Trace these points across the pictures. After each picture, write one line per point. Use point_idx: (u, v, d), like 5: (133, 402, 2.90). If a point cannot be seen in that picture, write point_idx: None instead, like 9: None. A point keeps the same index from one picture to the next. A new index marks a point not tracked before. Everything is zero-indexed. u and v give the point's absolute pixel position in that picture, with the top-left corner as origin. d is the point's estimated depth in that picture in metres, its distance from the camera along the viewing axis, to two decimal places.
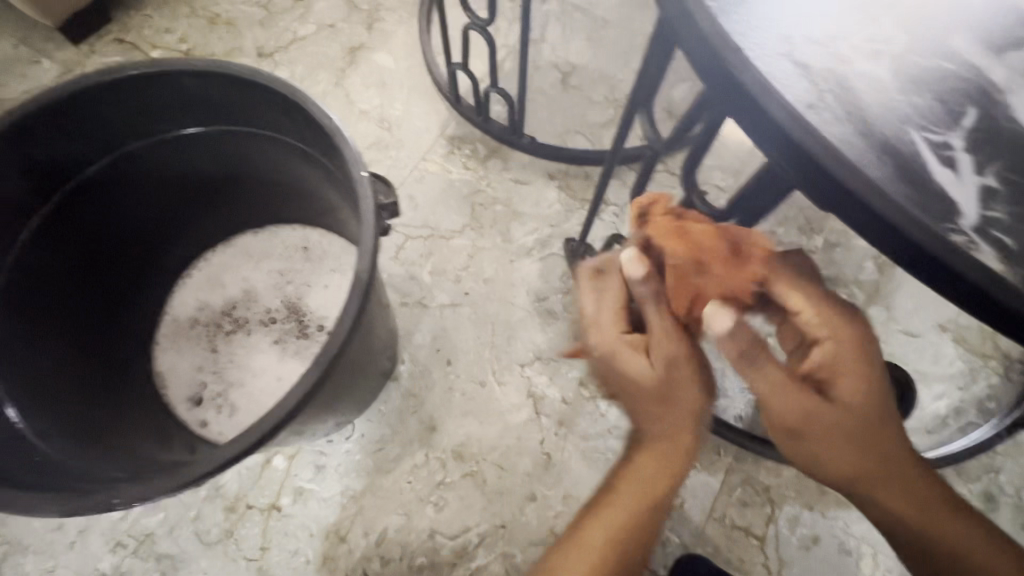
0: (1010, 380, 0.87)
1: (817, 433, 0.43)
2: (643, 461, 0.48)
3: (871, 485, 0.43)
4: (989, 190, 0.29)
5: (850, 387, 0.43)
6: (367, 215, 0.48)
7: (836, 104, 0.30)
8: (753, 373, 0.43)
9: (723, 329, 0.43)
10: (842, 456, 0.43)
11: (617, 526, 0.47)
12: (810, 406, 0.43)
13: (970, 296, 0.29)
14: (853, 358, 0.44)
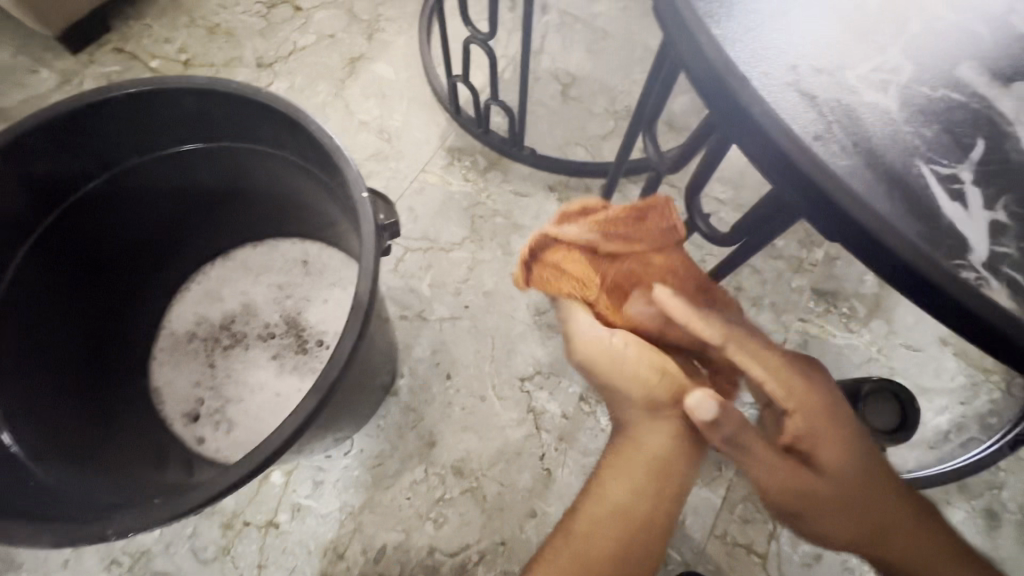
0: (1012, 395, 0.87)
1: (815, 509, 0.42)
2: (615, 477, 0.48)
3: (881, 547, 0.42)
4: (998, 226, 0.29)
5: (834, 455, 0.42)
6: (369, 237, 0.47)
7: (844, 135, 0.30)
8: (745, 458, 0.43)
9: (709, 417, 0.44)
10: (844, 528, 0.42)
11: (596, 535, 0.46)
12: (802, 483, 0.42)
13: (981, 332, 0.28)
14: (827, 424, 0.43)
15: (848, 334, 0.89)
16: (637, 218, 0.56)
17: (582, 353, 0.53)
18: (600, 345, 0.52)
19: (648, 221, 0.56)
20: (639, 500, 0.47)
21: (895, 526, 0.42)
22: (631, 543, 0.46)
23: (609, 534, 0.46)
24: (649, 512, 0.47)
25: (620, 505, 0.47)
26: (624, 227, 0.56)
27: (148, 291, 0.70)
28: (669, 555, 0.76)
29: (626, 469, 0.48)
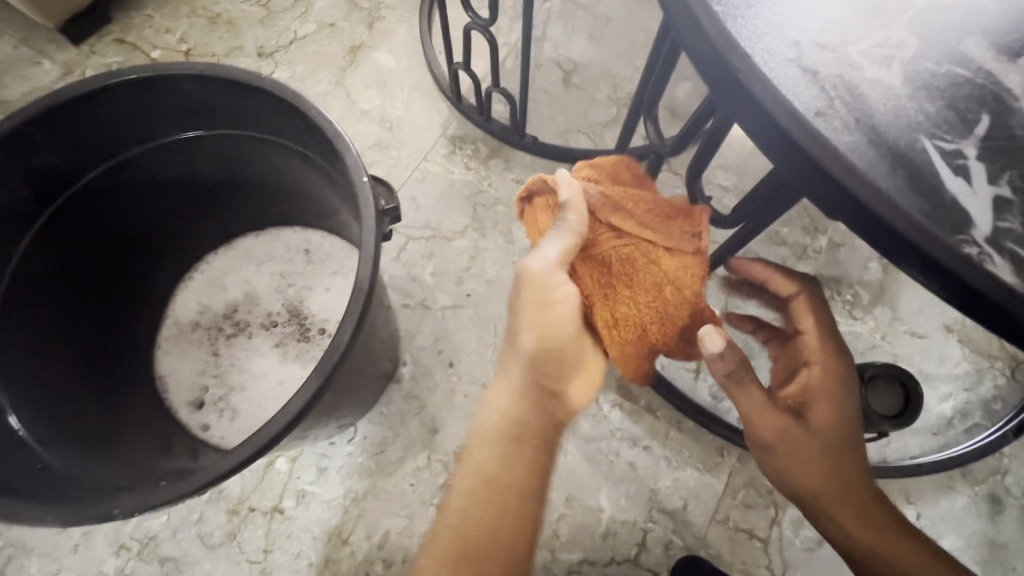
0: (1017, 381, 0.86)
1: (782, 447, 0.51)
2: (484, 448, 0.57)
3: (824, 504, 0.50)
4: (1002, 201, 0.28)
5: (824, 414, 0.51)
6: (369, 223, 0.47)
7: (846, 111, 0.30)
8: (738, 390, 0.51)
9: (713, 349, 0.50)
10: (804, 473, 0.50)
11: (470, 496, 0.55)
12: (783, 423, 0.51)
13: (983, 308, 0.28)
14: (831, 388, 0.51)
15: (852, 320, 0.89)
16: (665, 215, 0.60)
17: (530, 280, 0.56)
18: (548, 287, 0.56)
19: (676, 223, 0.60)
20: (503, 467, 0.56)
21: (847, 491, 0.50)
22: (497, 508, 0.54)
23: (481, 501, 0.54)
24: (512, 477, 0.56)
25: (486, 474, 0.55)
26: (646, 215, 0.60)
27: (152, 280, 0.71)
28: (670, 540, 0.77)
29: (498, 448, 0.56)
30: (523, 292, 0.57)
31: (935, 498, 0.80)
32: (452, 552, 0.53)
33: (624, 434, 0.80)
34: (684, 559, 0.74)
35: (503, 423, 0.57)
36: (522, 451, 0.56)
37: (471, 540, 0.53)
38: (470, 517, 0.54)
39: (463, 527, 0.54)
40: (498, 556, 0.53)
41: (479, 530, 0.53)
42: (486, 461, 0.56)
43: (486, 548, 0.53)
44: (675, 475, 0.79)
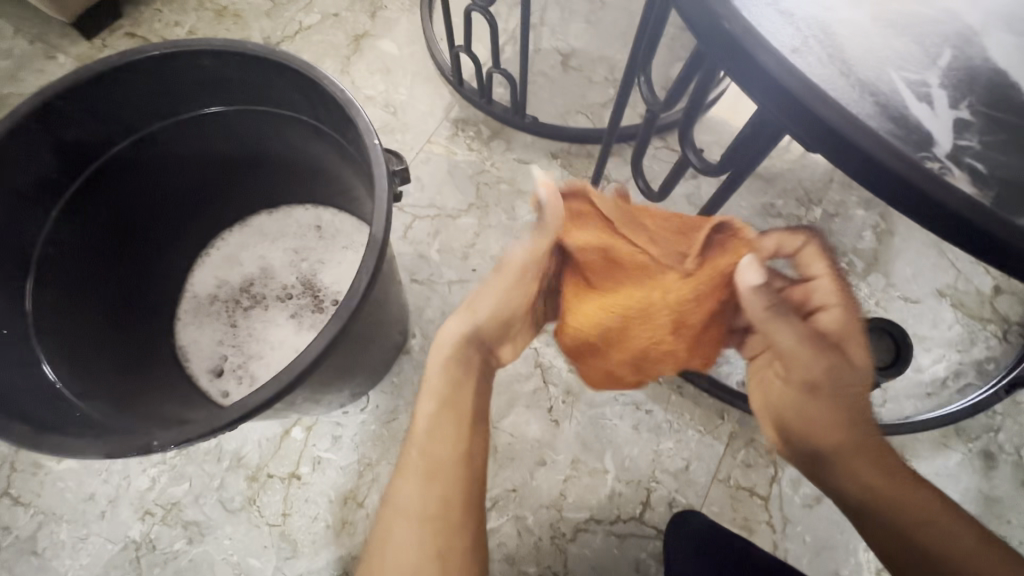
0: (1008, 343, 0.89)
1: (811, 382, 0.53)
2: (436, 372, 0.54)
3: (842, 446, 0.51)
4: (962, 123, 0.31)
5: (855, 351, 0.52)
6: (381, 181, 0.50)
7: (819, 48, 0.32)
8: (774, 322, 0.51)
9: (750, 282, 0.48)
10: (822, 411, 0.52)
11: (426, 416, 0.51)
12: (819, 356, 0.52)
13: (949, 221, 0.31)
14: (852, 325, 0.52)
15: None
16: (673, 233, 0.53)
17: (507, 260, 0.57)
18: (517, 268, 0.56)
19: (678, 240, 0.53)
20: (457, 388, 0.53)
21: (859, 430, 0.51)
22: (452, 428, 0.51)
23: (441, 418, 0.51)
24: (465, 400, 0.53)
25: (439, 395, 0.52)
26: (661, 228, 0.54)
27: (171, 254, 0.74)
28: (673, 499, 0.79)
29: (450, 375, 0.53)
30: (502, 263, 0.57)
31: (930, 456, 0.83)
32: (417, 471, 0.49)
33: (626, 398, 0.83)
34: (684, 514, 0.76)
35: (454, 356, 0.54)
36: (468, 376, 0.54)
37: (435, 458, 0.49)
38: (430, 435, 0.50)
39: (427, 451, 0.50)
40: (454, 471, 0.49)
41: (439, 451, 0.50)
42: (438, 387, 0.53)
43: (444, 464, 0.49)
44: (676, 436, 0.82)
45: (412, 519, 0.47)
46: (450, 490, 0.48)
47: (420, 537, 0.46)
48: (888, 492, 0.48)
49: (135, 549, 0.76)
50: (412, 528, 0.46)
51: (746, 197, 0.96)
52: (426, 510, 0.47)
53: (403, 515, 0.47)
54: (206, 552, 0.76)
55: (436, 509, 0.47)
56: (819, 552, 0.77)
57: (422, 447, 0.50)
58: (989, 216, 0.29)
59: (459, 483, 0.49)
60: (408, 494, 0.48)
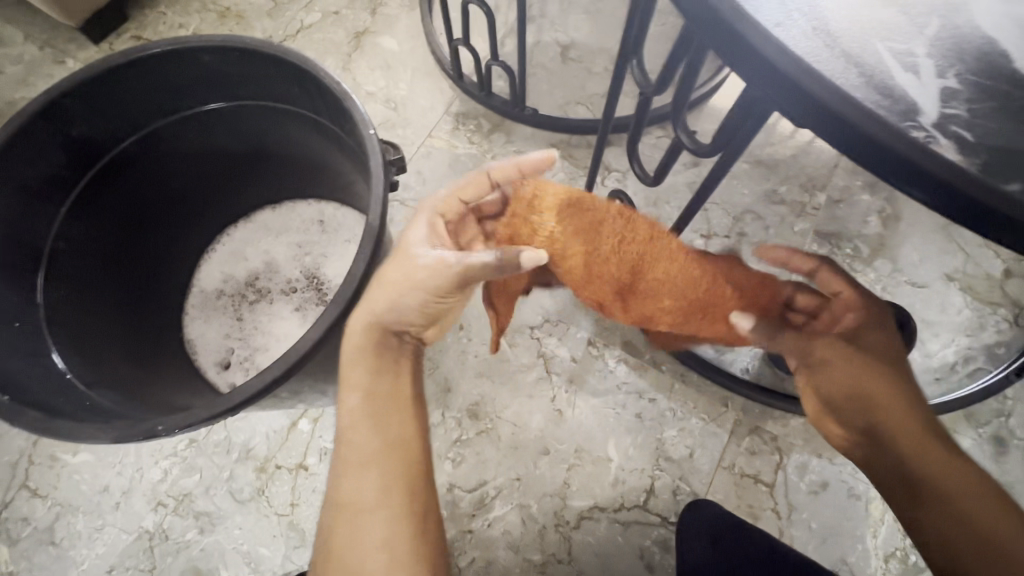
0: (1019, 326, 0.87)
1: (838, 367, 0.52)
2: (353, 366, 0.51)
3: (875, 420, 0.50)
4: (950, 91, 0.30)
5: (875, 342, 0.53)
6: (377, 170, 0.51)
7: (804, 20, 0.32)
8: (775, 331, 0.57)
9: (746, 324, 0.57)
10: (835, 380, 0.52)
11: (349, 412, 0.50)
12: (838, 350, 0.52)
13: (939, 192, 0.30)
14: (874, 327, 0.54)
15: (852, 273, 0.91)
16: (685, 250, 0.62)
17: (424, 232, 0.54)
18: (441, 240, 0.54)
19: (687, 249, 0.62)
20: (375, 380, 0.51)
21: (907, 409, 0.49)
22: (374, 418, 0.49)
23: (367, 412, 0.49)
24: (389, 388, 0.51)
25: (354, 388, 0.50)
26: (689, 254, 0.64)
27: (178, 249, 0.75)
28: (678, 487, 0.79)
29: (357, 370, 0.50)
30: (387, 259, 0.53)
31: None
32: (350, 462, 0.48)
33: (629, 387, 0.84)
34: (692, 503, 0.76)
35: (368, 349, 0.51)
36: (386, 364, 0.52)
37: (365, 452, 0.48)
38: (356, 425, 0.49)
39: (355, 445, 0.48)
40: (385, 457, 0.48)
41: (366, 445, 0.48)
42: (357, 379, 0.50)
43: (375, 453, 0.48)
44: (680, 425, 0.82)
45: (356, 512, 0.46)
46: (386, 477, 0.47)
47: (367, 527, 0.45)
48: (940, 470, 0.47)
49: (149, 539, 0.78)
50: (359, 520, 0.46)
51: (748, 184, 0.96)
52: (367, 500, 0.46)
53: (346, 508, 0.46)
54: (217, 541, 0.78)
55: (375, 498, 0.46)
56: (825, 539, 0.77)
57: (351, 442, 0.49)
58: (975, 184, 0.29)
59: (394, 468, 0.48)
60: (345, 487, 0.47)
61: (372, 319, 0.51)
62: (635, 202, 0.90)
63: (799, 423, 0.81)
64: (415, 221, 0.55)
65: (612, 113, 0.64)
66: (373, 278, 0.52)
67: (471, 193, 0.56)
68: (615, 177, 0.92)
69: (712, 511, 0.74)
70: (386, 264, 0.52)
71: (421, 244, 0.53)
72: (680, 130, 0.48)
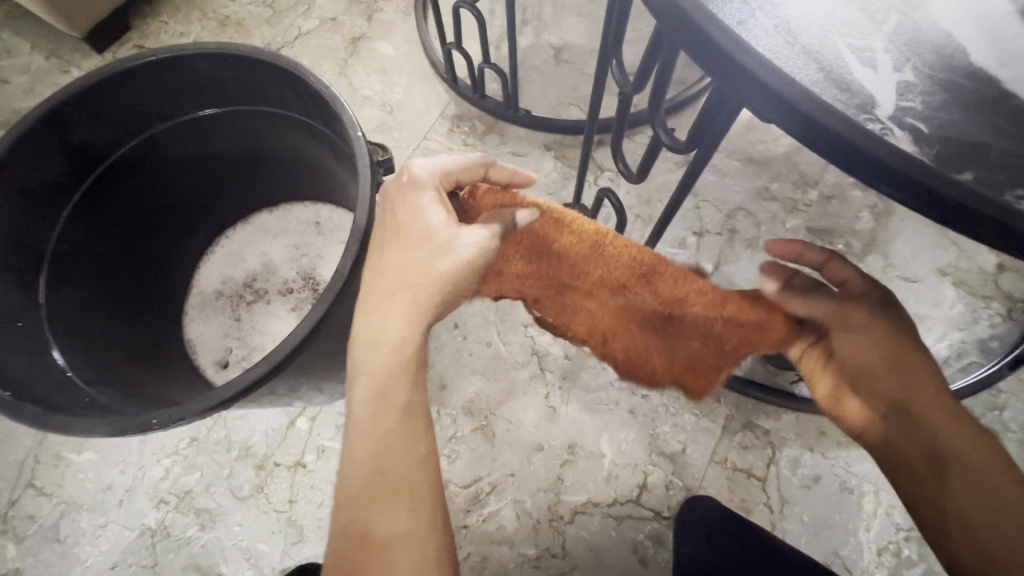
0: (1012, 320, 0.87)
1: (870, 339, 0.51)
2: (387, 379, 0.47)
3: (903, 397, 0.49)
4: (905, 85, 0.31)
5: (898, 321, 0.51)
6: (364, 170, 0.53)
7: (765, 19, 0.33)
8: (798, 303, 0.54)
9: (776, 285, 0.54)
10: (861, 349, 0.51)
11: (380, 432, 0.46)
12: (864, 330, 0.51)
13: (896, 182, 0.31)
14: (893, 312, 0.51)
15: None
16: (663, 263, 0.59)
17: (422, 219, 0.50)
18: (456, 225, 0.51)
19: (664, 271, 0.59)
20: (410, 395, 0.47)
21: (938, 397, 0.48)
22: (404, 439, 0.46)
23: (398, 433, 0.46)
24: (421, 405, 0.48)
25: (388, 404, 0.47)
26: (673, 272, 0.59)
27: (178, 252, 0.77)
28: (671, 482, 0.80)
29: (393, 384, 0.47)
30: (408, 250, 0.49)
31: None
32: (378, 490, 0.44)
33: (622, 383, 0.84)
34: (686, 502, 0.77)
35: (402, 361, 0.48)
36: (420, 376, 0.49)
37: (394, 477, 0.45)
38: (386, 447, 0.45)
39: (384, 467, 0.45)
40: (419, 483, 0.45)
41: (399, 469, 0.45)
42: (392, 394, 0.47)
43: (408, 479, 0.45)
44: (673, 420, 0.83)
45: (389, 545, 0.43)
46: (418, 504, 0.45)
47: (400, 560, 0.42)
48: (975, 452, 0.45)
49: (151, 535, 0.80)
50: (393, 552, 0.43)
51: (740, 181, 0.96)
52: (399, 531, 0.43)
53: (376, 541, 0.43)
54: (217, 538, 0.79)
55: (405, 527, 0.44)
56: (818, 533, 0.77)
57: (379, 464, 0.45)
58: (930, 175, 0.29)
59: (424, 492, 0.45)
60: (374, 517, 0.44)
61: (416, 322, 0.48)
62: (626, 201, 0.91)
63: (791, 418, 0.82)
64: (418, 201, 0.51)
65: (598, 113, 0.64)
66: (393, 266, 0.49)
67: (463, 174, 0.55)
68: (606, 176, 0.93)
69: (709, 508, 0.74)
70: (417, 255, 0.49)
71: (450, 228, 0.50)
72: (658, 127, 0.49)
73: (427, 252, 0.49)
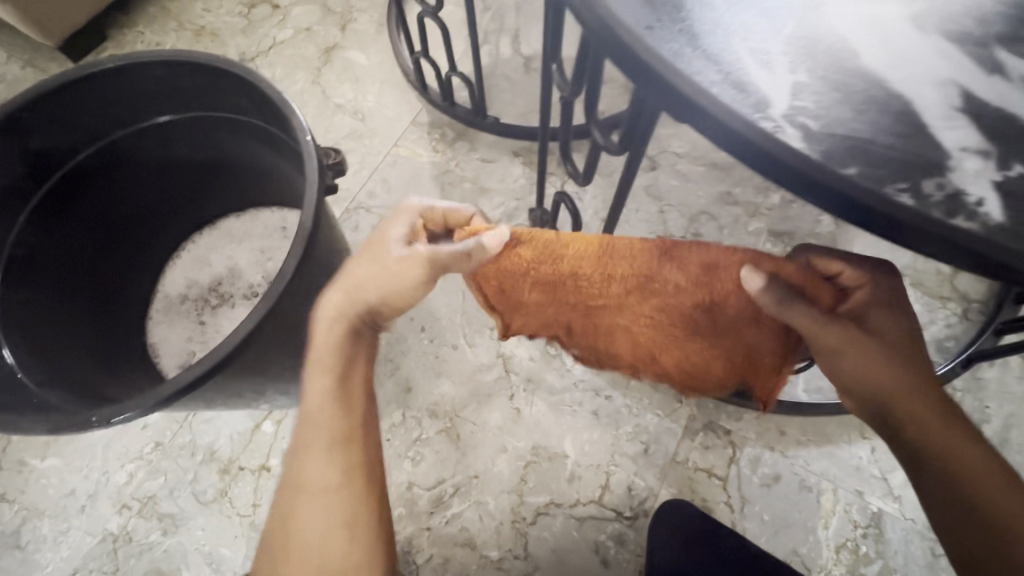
0: (968, 320, 0.89)
1: (864, 350, 0.47)
2: (327, 352, 0.51)
3: (894, 402, 0.47)
4: (799, 86, 0.33)
5: (880, 322, 0.48)
6: (312, 173, 0.54)
7: (671, 23, 0.35)
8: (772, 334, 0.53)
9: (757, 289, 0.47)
10: (865, 361, 0.47)
11: (323, 395, 0.50)
12: (849, 340, 0.47)
13: (787, 178, 0.33)
14: (887, 301, 0.48)
15: None
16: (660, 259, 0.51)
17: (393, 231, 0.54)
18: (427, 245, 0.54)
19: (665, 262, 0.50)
20: (350, 367, 0.52)
21: (927, 398, 0.47)
22: (342, 403, 0.51)
23: (338, 397, 0.50)
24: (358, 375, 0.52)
25: (328, 374, 0.51)
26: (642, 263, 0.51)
27: (143, 256, 0.78)
28: (633, 482, 0.81)
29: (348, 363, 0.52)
30: (369, 253, 0.53)
31: None
32: (316, 446, 0.49)
33: (586, 385, 0.85)
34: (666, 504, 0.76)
35: (343, 337, 0.52)
36: (356, 354, 0.53)
37: (333, 435, 0.49)
38: (324, 410, 0.50)
39: (327, 426, 0.50)
40: (353, 443, 0.50)
41: (338, 429, 0.50)
42: (326, 363, 0.51)
43: (341, 440, 0.50)
44: (636, 421, 0.83)
45: (318, 493, 0.48)
46: (353, 462, 0.49)
47: (326, 508, 0.48)
48: (968, 460, 0.45)
49: (113, 541, 0.79)
50: (318, 502, 0.48)
51: (704, 186, 0.98)
52: (329, 484, 0.48)
53: (305, 488, 0.48)
54: (179, 542, 0.79)
55: (335, 481, 0.48)
56: (777, 531, 0.78)
57: (320, 425, 0.50)
58: (817, 168, 0.31)
59: (355, 451, 0.50)
60: (307, 469, 0.49)
61: (339, 313, 0.52)
62: (590, 205, 0.93)
63: (752, 417, 0.83)
64: (393, 223, 0.54)
65: (550, 118, 0.65)
66: (347, 269, 0.53)
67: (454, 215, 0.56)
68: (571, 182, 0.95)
69: (687, 511, 0.75)
70: (374, 259, 0.52)
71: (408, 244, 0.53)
72: (596, 131, 0.50)
73: (379, 264, 0.52)
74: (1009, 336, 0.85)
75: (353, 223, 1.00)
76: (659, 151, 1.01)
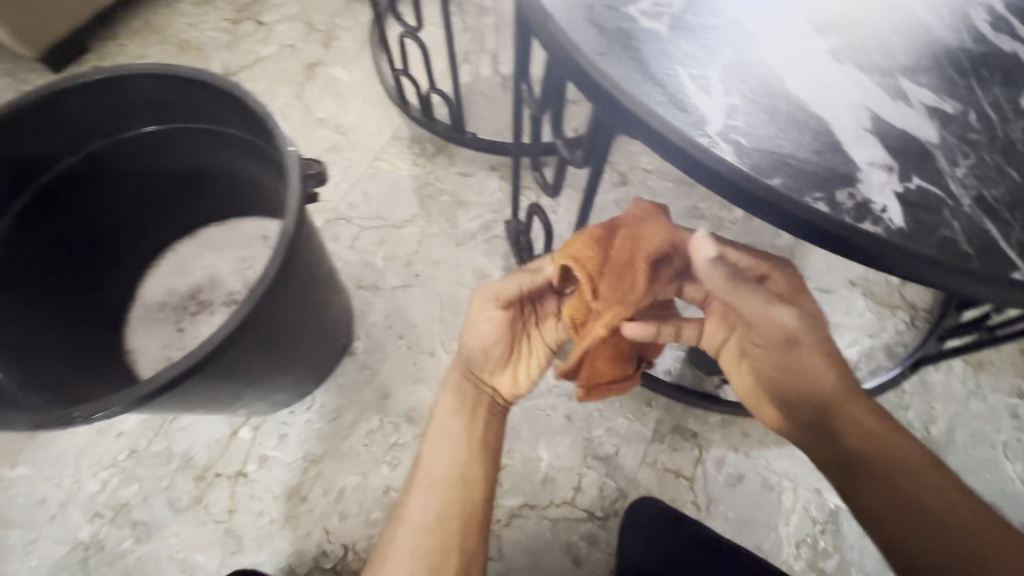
0: (916, 327, 0.95)
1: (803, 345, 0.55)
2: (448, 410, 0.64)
3: (831, 398, 0.54)
4: (732, 107, 0.37)
5: (805, 309, 0.55)
6: (294, 181, 0.57)
7: (621, 50, 0.39)
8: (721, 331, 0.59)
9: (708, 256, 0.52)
10: (809, 361, 0.55)
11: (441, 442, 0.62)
12: (788, 332, 0.55)
13: (723, 187, 0.37)
14: (798, 287, 0.56)
15: None
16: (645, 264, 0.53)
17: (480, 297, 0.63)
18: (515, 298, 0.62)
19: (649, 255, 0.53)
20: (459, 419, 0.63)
21: (853, 392, 0.54)
22: (451, 451, 0.61)
23: (451, 444, 0.62)
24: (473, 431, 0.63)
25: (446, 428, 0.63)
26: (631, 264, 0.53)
27: (121, 263, 0.80)
28: (604, 483, 0.84)
29: (455, 427, 0.63)
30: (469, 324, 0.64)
31: None
32: (423, 486, 0.59)
33: (560, 390, 0.88)
34: (637, 502, 0.79)
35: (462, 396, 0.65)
36: (467, 410, 0.64)
37: (440, 479, 0.59)
38: (436, 458, 0.61)
39: (439, 471, 0.60)
40: (456, 491, 0.59)
41: (445, 475, 0.60)
42: (443, 417, 0.64)
43: (447, 486, 0.59)
44: (607, 425, 0.87)
45: (419, 530, 0.56)
46: (451, 509, 0.58)
47: (420, 544, 0.55)
48: (908, 459, 0.51)
49: (83, 550, 0.79)
50: (415, 535, 0.56)
51: (672, 201, 1.04)
52: (427, 524, 0.57)
53: (405, 522, 0.57)
54: (153, 550, 0.79)
55: (433, 522, 0.57)
56: (741, 528, 0.82)
57: (433, 469, 0.60)
58: (748, 180, 0.35)
59: (455, 496, 0.58)
60: (414, 506, 0.58)
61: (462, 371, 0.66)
62: (563, 217, 0.97)
63: (717, 420, 0.87)
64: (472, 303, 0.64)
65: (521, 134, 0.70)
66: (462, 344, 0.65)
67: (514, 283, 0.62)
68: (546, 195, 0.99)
69: (649, 509, 0.78)
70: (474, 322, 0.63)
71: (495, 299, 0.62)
72: (563, 146, 0.54)
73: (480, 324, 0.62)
74: (953, 341, 0.91)
75: (333, 233, 1.02)
76: (629, 167, 1.06)
